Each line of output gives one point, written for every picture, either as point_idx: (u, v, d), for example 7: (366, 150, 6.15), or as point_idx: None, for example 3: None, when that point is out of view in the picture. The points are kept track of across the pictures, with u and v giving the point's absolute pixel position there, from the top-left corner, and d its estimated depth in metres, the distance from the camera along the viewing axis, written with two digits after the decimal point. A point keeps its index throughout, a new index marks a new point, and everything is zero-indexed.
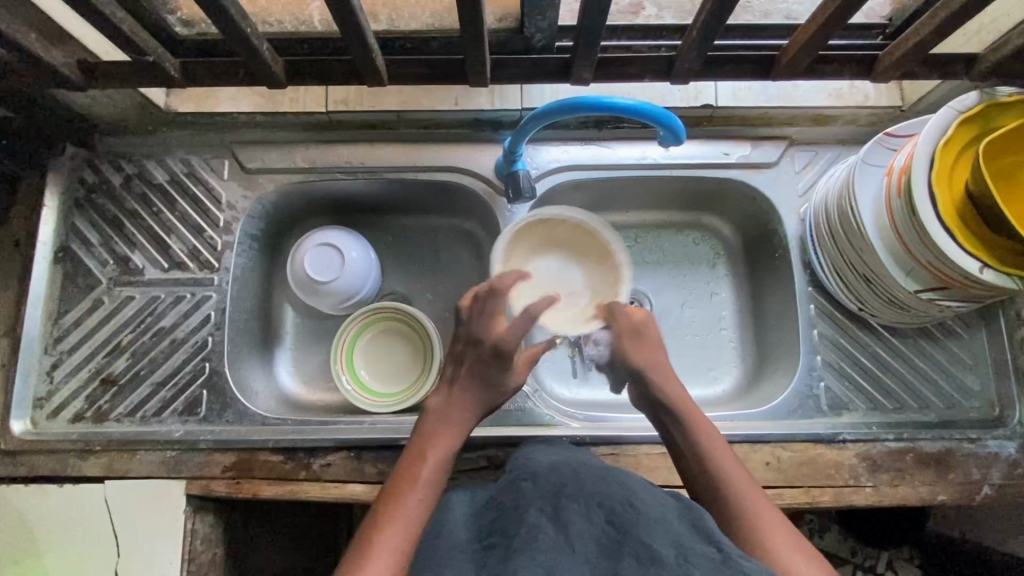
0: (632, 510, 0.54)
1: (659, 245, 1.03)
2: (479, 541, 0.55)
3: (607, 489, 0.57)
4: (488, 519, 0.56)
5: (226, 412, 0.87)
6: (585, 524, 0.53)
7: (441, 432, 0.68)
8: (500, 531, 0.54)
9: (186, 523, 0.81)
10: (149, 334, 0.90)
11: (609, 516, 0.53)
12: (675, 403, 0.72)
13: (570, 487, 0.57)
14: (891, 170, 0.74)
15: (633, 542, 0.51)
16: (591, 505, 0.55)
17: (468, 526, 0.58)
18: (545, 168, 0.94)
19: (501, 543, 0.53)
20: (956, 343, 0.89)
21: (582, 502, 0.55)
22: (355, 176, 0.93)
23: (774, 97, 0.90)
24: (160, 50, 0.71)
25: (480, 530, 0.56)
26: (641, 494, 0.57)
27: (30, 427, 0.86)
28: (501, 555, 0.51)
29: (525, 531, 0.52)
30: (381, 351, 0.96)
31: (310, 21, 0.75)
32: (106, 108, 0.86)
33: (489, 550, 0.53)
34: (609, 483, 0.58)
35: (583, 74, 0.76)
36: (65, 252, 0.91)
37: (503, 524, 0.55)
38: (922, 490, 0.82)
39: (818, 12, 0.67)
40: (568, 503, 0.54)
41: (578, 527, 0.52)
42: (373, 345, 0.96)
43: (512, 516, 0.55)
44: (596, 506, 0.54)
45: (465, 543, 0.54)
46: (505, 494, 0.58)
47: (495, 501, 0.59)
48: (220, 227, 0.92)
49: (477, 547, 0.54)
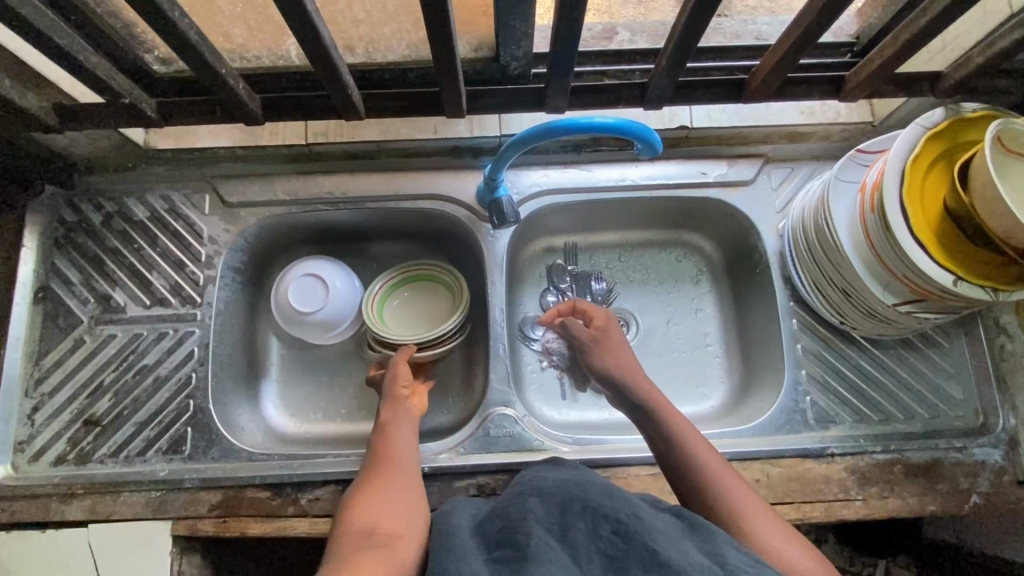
0: (638, 519, 0.54)
1: (643, 263, 1.04)
2: (488, 553, 0.52)
3: (612, 501, 0.56)
4: (495, 531, 0.55)
5: (211, 449, 0.85)
6: (590, 540, 0.52)
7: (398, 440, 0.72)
8: (510, 541, 0.52)
9: (173, 564, 0.80)
10: (132, 372, 0.89)
11: (614, 527, 0.53)
12: (639, 391, 0.78)
13: (576, 503, 0.57)
14: (864, 187, 0.76)
15: (639, 550, 0.51)
16: (597, 518, 0.54)
17: (474, 536, 0.56)
18: (527, 193, 0.94)
19: (512, 554, 0.50)
20: (937, 352, 0.90)
21: (588, 516, 0.55)
22: (337, 206, 0.93)
23: (746, 116, 0.92)
24: (136, 92, 0.71)
25: (487, 542, 0.54)
26: (644, 508, 0.56)
27: (11, 472, 0.84)
28: (514, 567, 0.49)
29: (536, 544, 0.50)
30: (416, 305, 0.96)
31: (287, 56, 0.73)
32: (85, 146, 0.86)
33: (501, 561, 0.50)
34: (615, 496, 0.58)
35: (558, 102, 0.77)
36: (45, 292, 0.90)
37: (511, 533, 0.53)
38: (912, 501, 0.82)
39: (782, 39, 0.69)
40: (573, 522, 0.54)
41: (584, 545, 0.51)
42: (411, 297, 0.97)
43: (518, 527, 0.53)
44: (602, 518, 0.54)
45: (475, 554, 0.52)
46: (510, 506, 0.58)
47: (498, 512, 0.58)
48: (203, 261, 0.92)
49: (487, 559, 0.52)
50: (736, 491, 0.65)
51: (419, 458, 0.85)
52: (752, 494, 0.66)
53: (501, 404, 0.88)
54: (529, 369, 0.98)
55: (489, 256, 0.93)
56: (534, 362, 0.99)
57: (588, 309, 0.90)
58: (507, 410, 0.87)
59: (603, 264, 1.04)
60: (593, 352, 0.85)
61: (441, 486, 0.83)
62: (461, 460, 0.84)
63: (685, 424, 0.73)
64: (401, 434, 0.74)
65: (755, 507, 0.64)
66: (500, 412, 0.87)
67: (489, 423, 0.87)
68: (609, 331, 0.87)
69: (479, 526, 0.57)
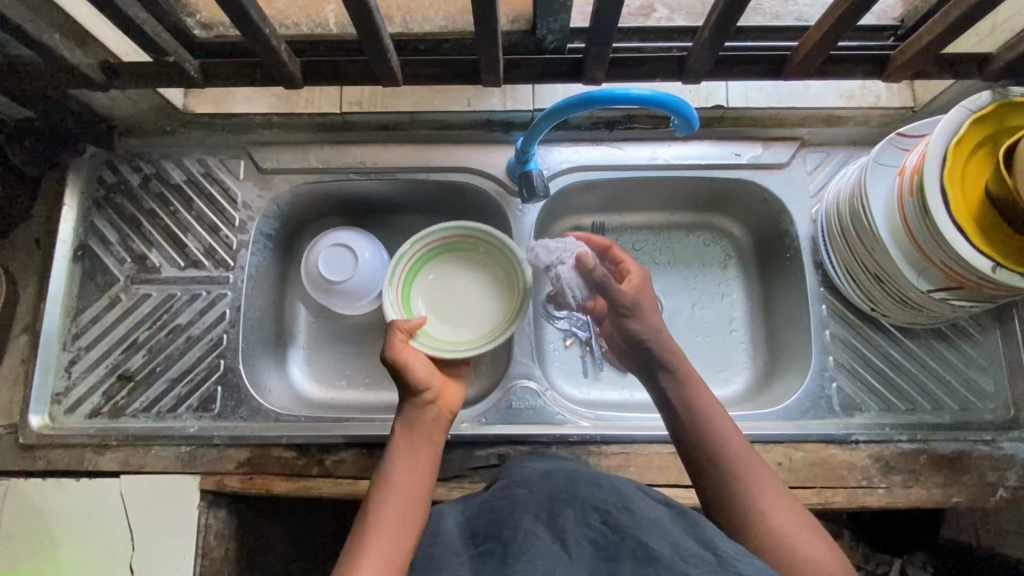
0: (626, 511, 0.54)
1: (670, 246, 1.04)
2: (475, 547, 0.55)
3: (601, 492, 0.57)
4: (481, 524, 0.57)
5: (240, 408, 0.87)
6: (580, 529, 0.53)
7: (409, 471, 0.69)
8: (496, 536, 0.54)
9: (200, 517, 0.82)
10: (166, 331, 0.91)
11: (603, 518, 0.54)
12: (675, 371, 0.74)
13: (565, 492, 0.57)
14: (903, 170, 0.74)
15: (630, 542, 0.51)
16: (586, 509, 0.55)
17: (464, 533, 0.58)
18: (557, 169, 0.94)
19: (497, 548, 0.53)
20: (970, 344, 0.88)
21: (576, 505, 0.55)
22: (368, 176, 0.94)
23: (785, 96, 0.90)
24: (181, 51, 0.72)
25: (474, 536, 0.56)
26: (634, 498, 0.57)
27: (47, 422, 0.87)
28: (499, 561, 0.51)
29: (522, 538, 0.52)
30: (456, 279, 0.85)
31: (325, 23, 0.76)
32: (126, 108, 0.87)
33: (485, 557, 0.53)
34: (602, 487, 0.58)
35: (595, 74, 0.76)
36: (84, 250, 0.92)
37: (498, 528, 0.55)
38: (937, 491, 0.82)
39: (828, 12, 0.67)
40: (562, 510, 0.55)
41: (574, 534, 0.52)
42: (448, 267, 0.85)
43: (506, 522, 0.55)
44: (591, 509, 0.55)
45: (463, 551, 0.55)
46: (497, 499, 0.60)
47: (485, 505, 0.60)
48: (236, 226, 0.93)
49: (473, 554, 0.54)
50: (762, 483, 0.65)
51: None
52: (772, 478, 0.66)
53: (524, 377, 0.88)
54: (552, 346, 0.99)
55: (517, 230, 0.93)
56: (557, 340, 0.99)
57: (623, 259, 0.81)
58: (529, 384, 0.88)
59: (629, 245, 1.04)
60: (625, 319, 0.77)
61: (463, 454, 0.84)
62: (482, 429, 0.85)
63: (717, 412, 0.71)
64: (414, 453, 0.71)
65: (776, 494, 0.64)
66: (523, 384, 0.88)
67: (511, 395, 0.87)
68: (646, 293, 0.79)
69: (469, 521, 0.60)
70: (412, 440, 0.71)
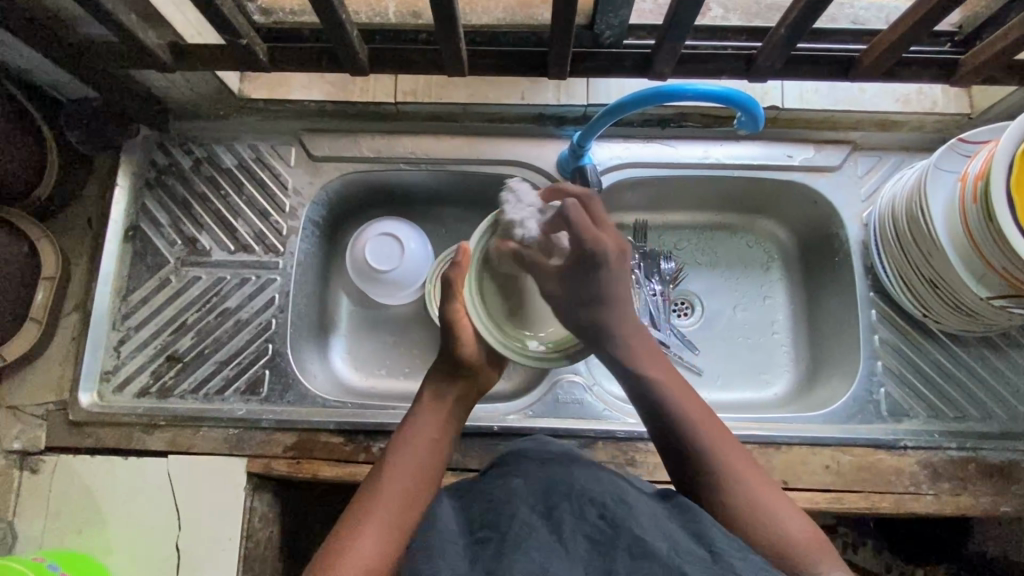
0: (623, 506, 0.54)
1: (712, 246, 1.04)
2: (471, 534, 0.53)
3: (598, 486, 0.56)
4: (479, 511, 0.56)
5: (287, 393, 0.88)
6: (578, 522, 0.52)
7: (426, 433, 0.70)
8: (493, 524, 0.53)
9: (246, 500, 0.83)
10: (215, 314, 0.91)
11: (601, 512, 0.53)
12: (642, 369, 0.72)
13: (562, 486, 0.56)
14: (966, 175, 0.74)
15: (626, 537, 0.50)
16: (583, 501, 0.54)
17: (460, 518, 0.57)
18: (606, 165, 0.94)
19: (494, 536, 0.52)
20: (1021, 354, 0.88)
21: (574, 498, 0.54)
22: (417, 166, 0.94)
23: (841, 100, 0.90)
24: (252, 34, 0.72)
25: (472, 522, 0.55)
26: (631, 493, 0.56)
27: (96, 400, 0.88)
28: (496, 549, 0.50)
29: (519, 528, 0.51)
30: None
31: (385, 13, 0.78)
32: (183, 90, 0.88)
33: (481, 543, 0.52)
34: (601, 481, 0.57)
35: (662, 69, 0.76)
36: (135, 231, 0.93)
37: (495, 516, 0.54)
38: (985, 500, 0.82)
39: (906, 15, 0.67)
40: (560, 502, 0.54)
41: (570, 525, 0.51)
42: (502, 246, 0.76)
43: (503, 510, 0.54)
44: (588, 503, 0.53)
45: (457, 537, 0.53)
46: (493, 487, 0.58)
47: (482, 493, 0.59)
48: (287, 211, 0.94)
49: (469, 540, 0.53)
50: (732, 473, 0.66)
51: (487, 418, 0.86)
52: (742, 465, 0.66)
53: (569, 371, 0.89)
54: None
55: None
56: None
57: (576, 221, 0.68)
58: (575, 377, 0.88)
59: (672, 244, 1.04)
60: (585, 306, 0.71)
61: None
62: (529, 422, 0.85)
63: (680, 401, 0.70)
64: (431, 419, 0.71)
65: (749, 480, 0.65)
66: (569, 378, 0.88)
67: (557, 389, 0.88)
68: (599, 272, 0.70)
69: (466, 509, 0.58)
70: (433, 408, 0.72)
